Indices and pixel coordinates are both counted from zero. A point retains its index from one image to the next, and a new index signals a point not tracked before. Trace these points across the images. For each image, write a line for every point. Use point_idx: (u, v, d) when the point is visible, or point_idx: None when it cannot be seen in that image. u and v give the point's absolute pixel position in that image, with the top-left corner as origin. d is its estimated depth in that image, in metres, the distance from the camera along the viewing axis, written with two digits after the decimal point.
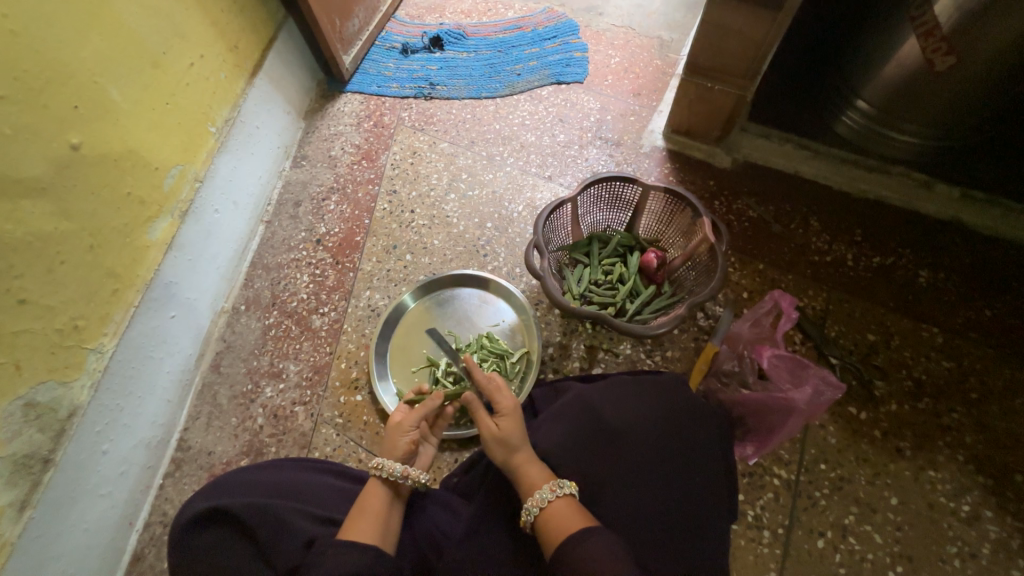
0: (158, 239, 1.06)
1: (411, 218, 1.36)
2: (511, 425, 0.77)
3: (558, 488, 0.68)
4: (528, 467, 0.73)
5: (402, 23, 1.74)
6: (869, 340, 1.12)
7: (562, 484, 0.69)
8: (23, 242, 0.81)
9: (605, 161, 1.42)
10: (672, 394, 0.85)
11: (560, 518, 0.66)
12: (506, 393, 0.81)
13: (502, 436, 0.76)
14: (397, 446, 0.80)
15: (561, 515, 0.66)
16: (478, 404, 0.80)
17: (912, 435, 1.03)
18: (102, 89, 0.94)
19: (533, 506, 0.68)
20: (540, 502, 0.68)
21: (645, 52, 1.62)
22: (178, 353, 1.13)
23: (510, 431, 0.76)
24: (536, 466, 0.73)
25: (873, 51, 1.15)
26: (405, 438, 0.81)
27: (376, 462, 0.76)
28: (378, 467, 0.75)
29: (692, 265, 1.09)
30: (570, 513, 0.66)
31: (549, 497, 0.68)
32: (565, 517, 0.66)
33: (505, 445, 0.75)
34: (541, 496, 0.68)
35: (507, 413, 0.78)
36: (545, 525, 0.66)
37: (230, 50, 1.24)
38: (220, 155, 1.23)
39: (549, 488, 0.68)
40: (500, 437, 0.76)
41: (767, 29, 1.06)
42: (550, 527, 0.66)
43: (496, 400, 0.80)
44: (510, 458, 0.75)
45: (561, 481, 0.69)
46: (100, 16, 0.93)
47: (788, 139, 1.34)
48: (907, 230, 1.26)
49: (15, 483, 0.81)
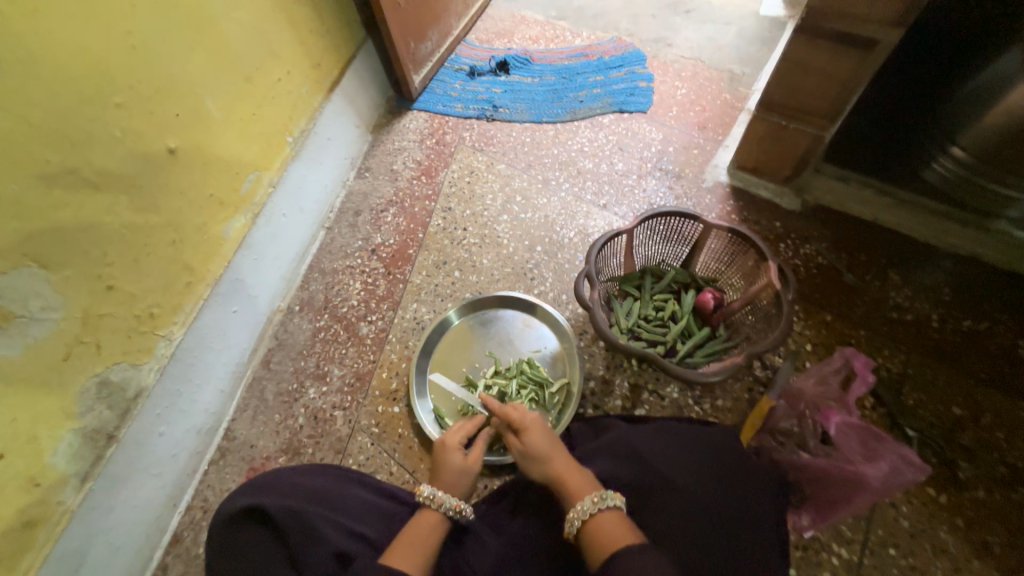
0: (231, 237, 1.14)
1: (463, 236, 1.38)
2: (534, 435, 0.79)
3: (601, 500, 0.66)
4: (568, 476, 0.72)
5: (471, 47, 1.81)
6: (954, 414, 1.00)
7: (606, 495, 0.66)
8: (118, 233, 0.89)
9: (664, 193, 1.38)
10: (725, 448, 0.79)
11: (605, 530, 0.64)
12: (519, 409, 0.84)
13: (528, 450, 0.78)
14: (458, 483, 0.82)
15: (606, 527, 0.64)
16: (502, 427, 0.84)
17: (1003, 531, 0.90)
18: (200, 100, 1.02)
19: (575, 518, 0.66)
20: (582, 514, 0.66)
21: (713, 85, 1.58)
22: (235, 346, 1.19)
23: (535, 443, 0.78)
24: (575, 475, 0.72)
25: (974, 96, 1.06)
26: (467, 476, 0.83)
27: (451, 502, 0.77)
28: (435, 499, 0.76)
29: (752, 310, 1.03)
30: (615, 526, 0.64)
31: (590, 510, 0.66)
32: (611, 529, 0.63)
33: (536, 458, 0.77)
34: (583, 507, 0.66)
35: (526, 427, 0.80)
36: (590, 536, 0.64)
37: (313, 67, 1.33)
38: (293, 164, 1.31)
39: (590, 500, 0.66)
40: (527, 453, 0.78)
41: (854, 68, 1.00)
42: (595, 538, 0.64)
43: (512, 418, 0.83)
44: (547, 467, 0.75)
45: (604, 493, 0.67)
46: (207, 34, 1.02)
47: (869, 183, 1.25)
48: (1005, 293, 1.13)
49: (82, 455, 0.88)
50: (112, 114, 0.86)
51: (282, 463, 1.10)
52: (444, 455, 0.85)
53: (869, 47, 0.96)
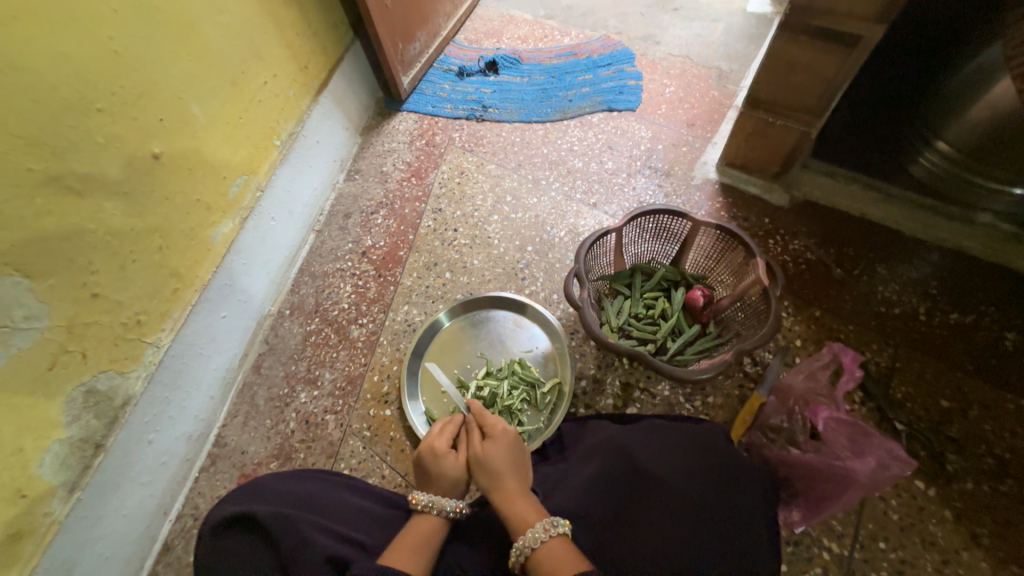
0: (219, 242, 1.13)
1: (453, 237, 1.38)
2: (498, 449, 0.77)
3: (551, 527, 0.64)
4: (512, 499, 0.71)
5: (460, 47, 1.80)
6: (943, 407, 1.01)
7: (556, 522, 0.64)
8: (102, 240, 0.88)
9: (653, 191, 1.39)
10: (713, 447, 0.80)
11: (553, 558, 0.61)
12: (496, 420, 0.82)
13: (486, 460, 0.75)
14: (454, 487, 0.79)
15: (553, 556, 0.61)
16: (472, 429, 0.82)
17: (991, 522, 0.91)
18: (185, 105, 1.02)
19: (523, 547, 0.63)
20: (530, 543, 0.63)
21: (702, 82, 1.59)
22: (225, 352, 1.18)
23: (495, 457, 0.76)
24: (523, 500, 0.70)
25: (958, 90, 1.07)
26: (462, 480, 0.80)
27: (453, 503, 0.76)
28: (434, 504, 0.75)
29: (741, 307, 1.03)
30: (564, 554, 0.61)
31: (541, 536, 0.63)
32: (559, 558, 0.61)
33: (489, 471, 0.75)
34: (532, 535, 0.64)
35: (495, 438, 0.79)
36: (538, 566, 0.61)
37: (300, 70, 1.33)
38: (281, 167, 1.30)
39: (541, 527, 0.64)
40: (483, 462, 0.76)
41: (839, 65, 1.01)
42: (543, 567, 0.61)
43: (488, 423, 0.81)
44: (496, 485, 0.74)
45: (554, 518, 0.65)
46: (190, 39, 1.01)
47: (854, 179, 1.25)
48: (992, 285, 1.14)
49: (70, 465, 0.87)
50: (93, 121, 0.85)
51: (274, 468, 1.10)
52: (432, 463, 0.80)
53: (853, 45, 0.97)
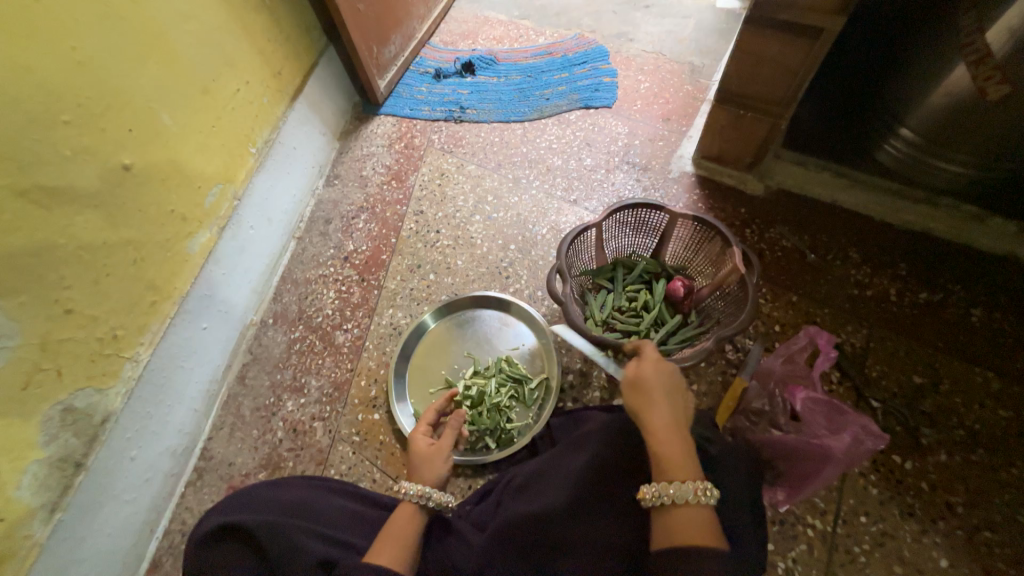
0: (196, 253, 1.12)
1: (436, 238, 1.38)
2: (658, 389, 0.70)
3: (704, 492, 0.61)
4: (667, 444, 0.65)
5: (435, 49, 1.81)
6: (916, 383, 1.04)
7: (711, 491, 0.61)
8: (74, 254, 0.87)
9: (632, 186, 1.41)
10: (697, 431, 0.82)
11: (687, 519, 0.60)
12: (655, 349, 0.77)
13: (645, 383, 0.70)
14: (434, 473, 0.82)
15: (693, 519, 0.60)
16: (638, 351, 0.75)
17: (964, 491, 0.94)
18: (155, 114, 1.00)
19: (668, 491, 0.61)
20: (677, 495, 0.61)
21: (675, 78, 1.61)
22: (207, 364, 1.16)
23: (656, 397, 0.69)
24: (678, 445, 0.65)
25: (917, 78, 1.10)
26: (441, 465, 0.83)
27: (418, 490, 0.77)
28: (421, 495, 0.77)
29: (720, 295, 1.05)
30: (704, 524, 0.60)
31: (689, 494, 0.60)
32: (696, 524, 0.60)
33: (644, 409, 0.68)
34: (682, 487, 0.61)
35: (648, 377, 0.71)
36: (671, 512, 0.61)
37: (273, 76, 1.31)
38: (258, 175, 1.29)
39: (693, 484, 0.61)
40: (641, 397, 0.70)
41: (803, 57, 1.04)
42: (674, 518, 0.60)
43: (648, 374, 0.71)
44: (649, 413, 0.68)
45: (710, 487, 0.61)
46: (158, 47, 1.00)
47: (824, 167, 1.30)
48: (957, 263, 1.19)
49: (50, 485, 0.85)
50: (59, 133, 0.84)
51: (263, 478, 1.08)
52: (414, 446, 0.86)
53: (815, 36, 1.00)
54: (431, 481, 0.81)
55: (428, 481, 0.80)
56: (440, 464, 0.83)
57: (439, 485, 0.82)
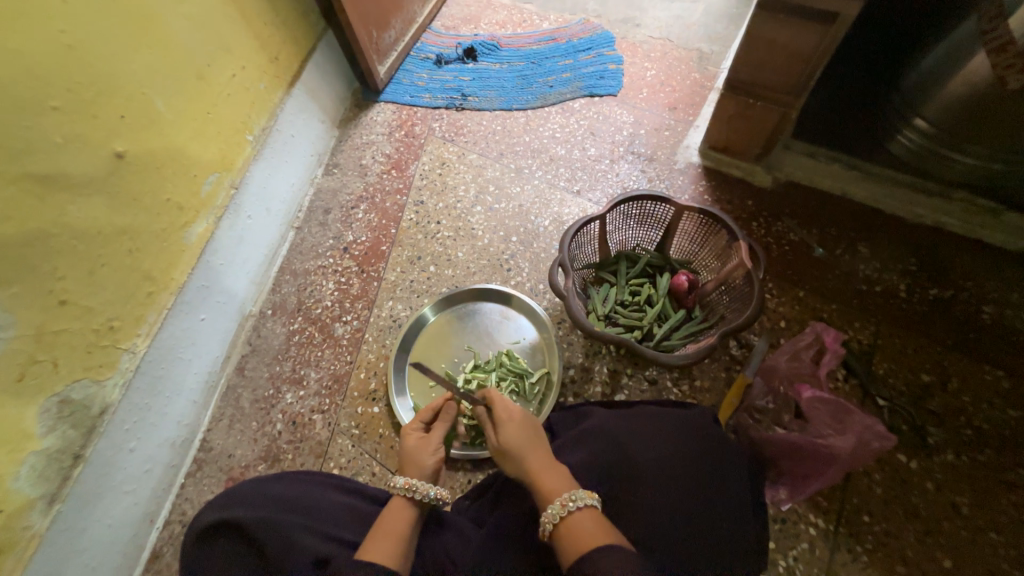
0: (193, 243, 1.10)
1: (436, 229, 1.35)
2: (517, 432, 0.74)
3: (570, 501, 0.65)
4: (541, 477, 0.70)
5: (437, 34, 1.76)
6: (923, 381, 1.03)
7: (576, 495, 0.65)
8: (67, 245, 0.85)
9: (637, 177, 1.38)
10: (700, 428, 0.81)
11: (579, 531, 0.63)
12: (506, 406, 0.79)
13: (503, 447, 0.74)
14: (422, 468, 0.79)
15: (579, 529, 0.63)
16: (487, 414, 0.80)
17: (969, 491, 0.93)
18: (148, 100, 0.97)
19: (547, 522, 0.65)
20: (553, 518, 0.64)
21: (683, 65, 1.57)
22: (206, 355, 1.15)
23: (512, 440, 0.74)
24: (554, 474, 0.69)
25: (935, 66, 1.06)
26: (432, 460, 0.80)
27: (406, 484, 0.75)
28: (408, 488, 0.75)
29: (726, 290, 1.03)
30: (590, 526, 0.63)
31: (560, 513, 0.64)
32: (587, 531, 0.62)
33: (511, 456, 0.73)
34: (553, 511, 0.65)
35: (508, 424, 0.76)
36: (564, 539, 0.63)
37: (270, 61, 1.28)
38: (256, 163, 1.26)
39: (559, 503, 0.65)
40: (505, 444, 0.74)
41: (816, 43, 1.00)
42: (568, 543, 0.62)
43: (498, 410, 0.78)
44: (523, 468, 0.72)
45: (574, 493, 0.65)
46: (150, 30, 0.97)
47: (836, 158, 1.25)
48: (970, 259, 1.16)
49: (48, 477, 0.85)
50: (49, 119, 0.81)
51: (263, 470, 1.08)
52: (405, 440, 0.83)
53: (831, 21, 0.96)
54: (420, 476, 0.78)
55: (416, 476, 0.78)
56: (430, 459, 0.80)
57: (429, 479, 0.79)
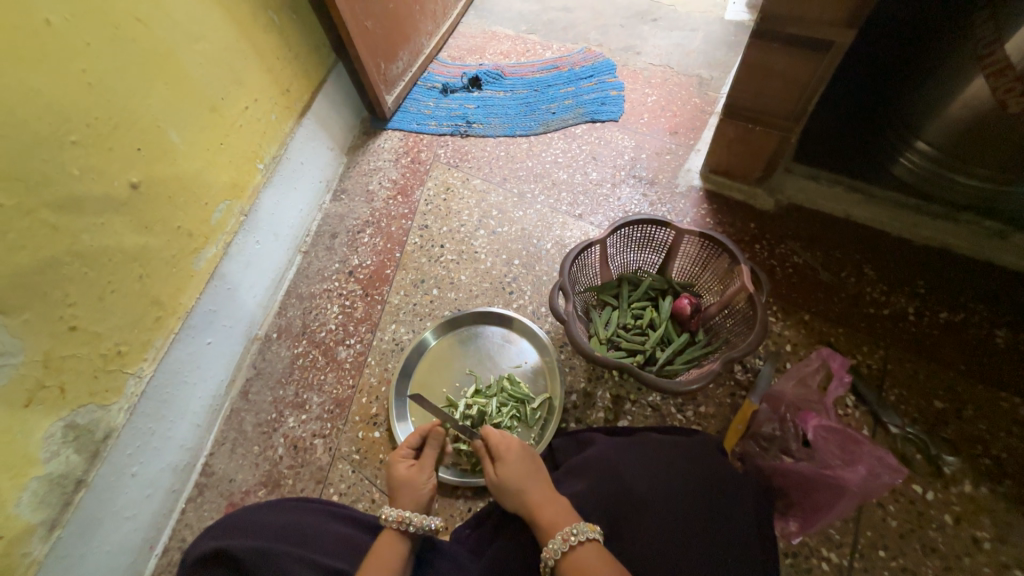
0: (202, 268, 1.12)
1: (440, 253, 1.37)
2: (517, 463, 0.75)
3: (572, 535, 0.64)
4: (541, 508, 0.69)
5: (443, 64, 1.82)
6: (936, 407, 1.00)
7: (578, 530, 0.64)
8: (79, 272, 0.88)
9: (638, 200, 1.39)
10: (703, 457, 0.79)
11: (583, 566, 0.61)
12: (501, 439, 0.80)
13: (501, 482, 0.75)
14: (416, 498, 0.78)
15: (582, 564, 0.62)
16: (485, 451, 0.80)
17: (991, 525, 0.89)
18: (163, 133, 1.02)
19: (548, 557, 0.64)
20: (555, 554, 0.63)
21: (683, 91, 1.60)
22: (211, 378, 1.16)
23: (511, 474, 0.74)
24: (553, 505, 0.69)
25: (932, 90, 1.07)
26: (424, 489, 0.80)
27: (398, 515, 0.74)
28: (400, 520, 0.74)
29: (729, 313, 1.02)
30: (593, 561, 0.62)
31: (562, 548, 0.63)
32: (589, 565, 0.61)
33: (511, 490, 0.73)
34: (554, 546, 0.64)
35: (507, 457, 0.77)
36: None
37: (282, 93, 1.33)
38: (266, 190, 1.30)
39: (561, 538, 0.64)
40: (505, 478, 0.75)
41: (812, 70, 1.01)
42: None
43: (495, 444, 0.79)
44: (522, 501, 0.72)
45: (576, 526, 0.64)
46: (167, 68, 1.02)
47: (837, 180, 1.26)
48: (979, 281, 1.14)
49: (49, 502, 0.85)
50: (68, 153, 0.85)
51: (263, 496, 1.08)
52: (393, 470, 0.82)
53: (825, 49, 0.97)
54: (412, 506, 0.78)
55: (409, 507, 0.77)
56: (423, 489, 0.80)
57: (422, 509, 0.79)
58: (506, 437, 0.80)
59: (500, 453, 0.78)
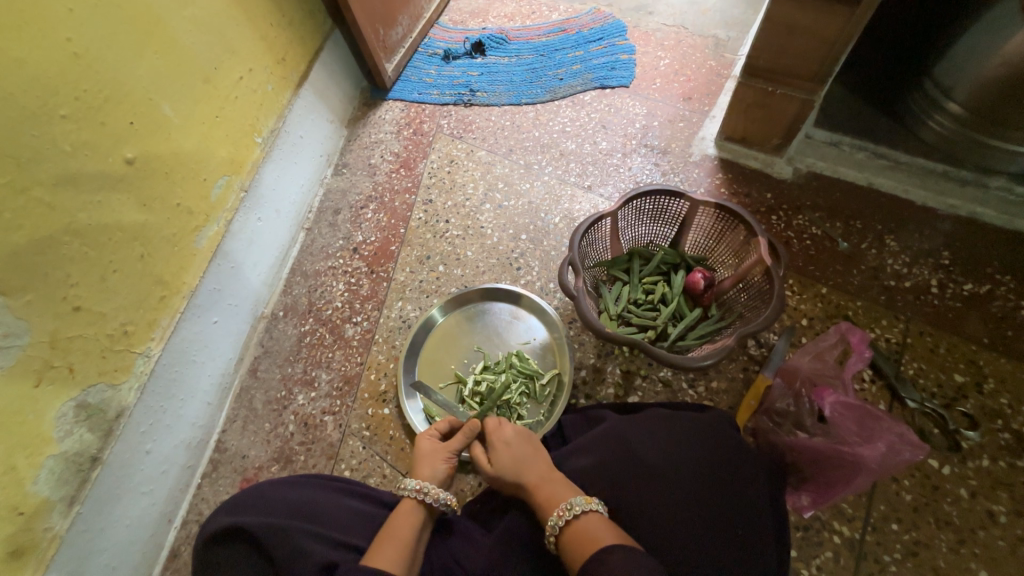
0: (204, 246, 1.10)
1: (445, 228, 1.34)
2: (515, 442, 0.77)
3: (568, 510, 0.64)
4: (538, 488, 0.70)
5: (444, 29, 1.73)
6: (957, 382, 0.97)
7: (573, 504, 0.64)
8: (79, 252, 0.86)
9: (650, 171, 1.33)
10: (717, 432, 0.77)
11: (581, 538, 0.62)
12: (504, 431, 0.79)
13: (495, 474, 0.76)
14: (434, 471, 0.80)
15: (580, 536, 0.62)
16: (478, 444, 0.81)
17: (1008, 499, 0.88)
18: (156, 106, 0.98)
19: (550, 534, 0.64)
20: (554, 530, 0.64)
21: (697, 53, 1.51)
22: (219, 357, 1.16)
23: (503, 466, 0.75)
24: (551, 483, 0.70)
25: (967, 45, 1.00)
26: (444, 464, 0.81)
27: (417, 485, 0.76)
28: (419, 490, 0.76)
29: (744, 288, 0.98)
30: (589, 531, 0.62)
31: (559, 523, 0.64)
32: (588, 535, 0.61)
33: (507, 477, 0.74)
34: (552, 523, 0.64)
35: (501, 447, 0.77)
36: (567, 549, 0.62)
37: (277, 62, 1.27)
38: (266, 165, 1.27)
39: (556, 514, 0.65)
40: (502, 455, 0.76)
41: (842, 26, 0.94)
42: (570, 550, 0.62)
43: (492, 435, 0.80)
44: (519, 483, 0.73)
45: (572, 501, 0.65)
46: (155, 35, 0.97)
47: (860, 146, 1.20)
48: (1007, 252, 1.10)
49: (66, 480, 0.87)
50: (58, 128, 0.82)
51: (275, 472, 1.09)
52: (418, 444, 0.84)
53: (857, 2, 0.90)
54: (431, 478, 0.79)
55: (427, 478, 0.79)
56: (442, 464, 0.81)
57: (440, 483, 0.79)
58: (500, 424, 0.80)
59: (494, 441, 0.79)
